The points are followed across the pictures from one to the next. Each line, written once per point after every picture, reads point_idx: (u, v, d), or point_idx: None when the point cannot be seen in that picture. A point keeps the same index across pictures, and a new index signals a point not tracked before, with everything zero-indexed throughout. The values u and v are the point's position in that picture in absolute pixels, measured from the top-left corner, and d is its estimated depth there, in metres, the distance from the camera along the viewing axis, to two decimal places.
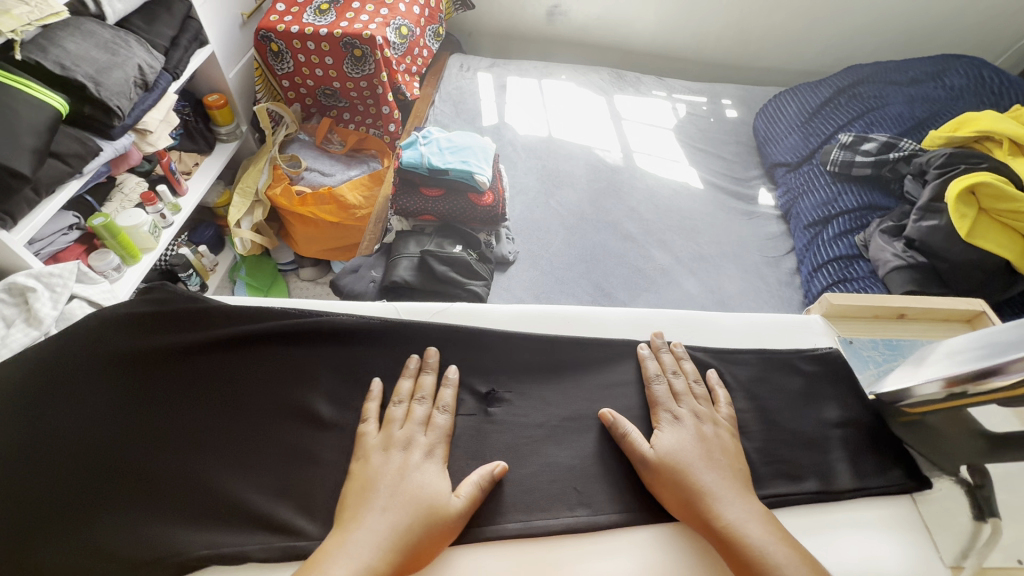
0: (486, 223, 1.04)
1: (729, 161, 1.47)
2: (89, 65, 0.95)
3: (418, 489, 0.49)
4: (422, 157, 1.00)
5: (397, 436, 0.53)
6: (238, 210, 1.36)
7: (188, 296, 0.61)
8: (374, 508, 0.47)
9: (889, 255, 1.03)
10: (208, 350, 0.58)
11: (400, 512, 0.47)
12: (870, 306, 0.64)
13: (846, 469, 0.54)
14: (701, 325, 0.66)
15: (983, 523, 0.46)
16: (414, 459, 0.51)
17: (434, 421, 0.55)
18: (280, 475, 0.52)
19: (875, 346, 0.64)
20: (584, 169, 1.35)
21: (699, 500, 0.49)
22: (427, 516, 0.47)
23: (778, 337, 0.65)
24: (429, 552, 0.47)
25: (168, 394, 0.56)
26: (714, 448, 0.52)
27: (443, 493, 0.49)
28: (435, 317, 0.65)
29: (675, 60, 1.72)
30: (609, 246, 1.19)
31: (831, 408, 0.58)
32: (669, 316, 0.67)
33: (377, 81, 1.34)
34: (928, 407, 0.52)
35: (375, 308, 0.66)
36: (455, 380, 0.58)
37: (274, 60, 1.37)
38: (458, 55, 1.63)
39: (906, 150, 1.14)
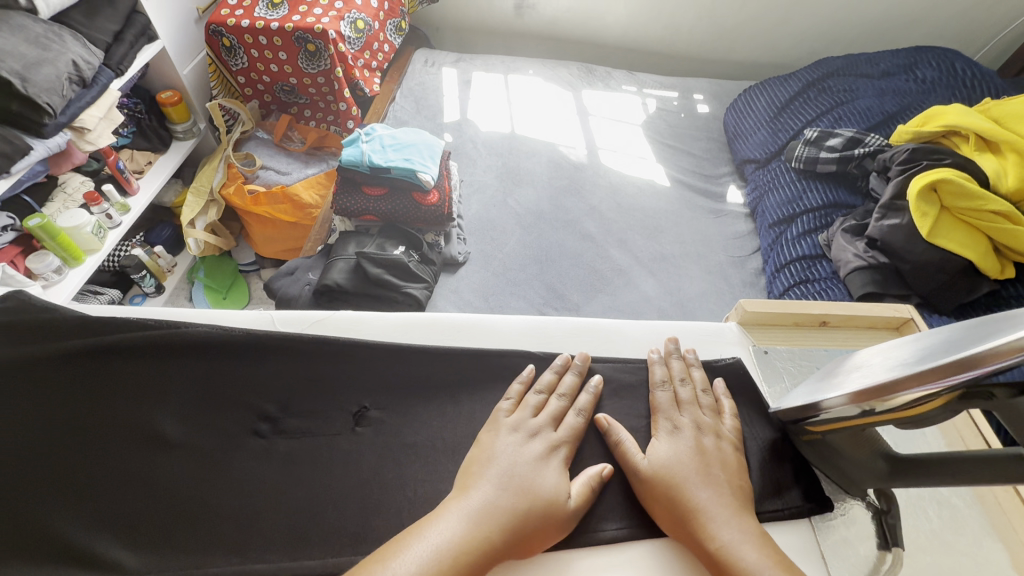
0: (431, 223, 1.00)
1: (698, 157, 1.43)
2: (16, 60, 0.92)
3: (535, 477, 0.47)
4: (362, 154, 0.96)
5: (529, 422, 0.52)
6: (192, 209, 1.33)
7: (43, 305, 0.58)
8: (489, 480, 0.46)
9: (850, 255, 0.99)
10: (53, 365, 0.55)
11: (512, 492, 0.45)
12: (788, 314, 0.61)
13: (756, 484, 0.50)
14: (603, 334, 0.63)
15: (887, 553, 0.46)
16: (535, 449, 0.49)
17: (563, 418, 0.53)
18: (109, 503, 0.49)
19: (792, 356, 0.60)
20: (546, 167, 1.31)
21: (691, 518, 0.45)
22: (540, 506, 0.45)
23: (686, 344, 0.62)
24: (539, 543, 0.44)
25: (5, 415, 0.52)
26: (706, 463, 0.49)
27: (560, 488, 0.47)
28: (310, 327, 0.61)
29: (648, 54, 1.67)
30: (566, 246, 1.16)
31: (748, 416, 0.55)
32: (569, 322, 0.64)
33: (333, 77, 1.31)
34: (825, 427, 0.47)
35: (248, 316, 0.62)
36: (596, 389, 0.56)
37: (228, 56, 1.33)
38: (423, 49, 1.59)
39: (872, 145, 1.10)
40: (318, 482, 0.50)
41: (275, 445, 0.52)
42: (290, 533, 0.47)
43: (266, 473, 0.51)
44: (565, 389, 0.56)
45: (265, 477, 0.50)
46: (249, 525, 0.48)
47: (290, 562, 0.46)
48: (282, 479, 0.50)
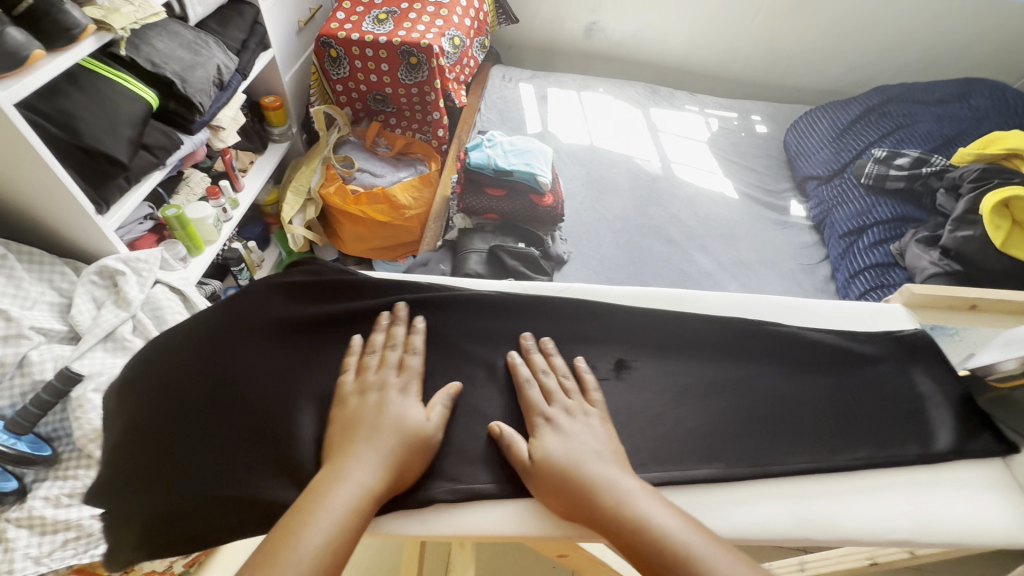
0: (545, 222, 1.09)
1: (761, 173, 1.53)
2: (176, 64, 1.00)
3: (392, 418, 0.53)
4: (488, 158, 1.05)
5: (390, 380, 0.57)
6: (291, 207, 1.41)
7: (338, 270, 0.70)
8: (361, 439, 0.51)
9: (926, 263, 1.09)
10: (360, 316, 0.65)
11: (378, 445, 0.51)
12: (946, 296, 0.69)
13: (947, 433, 0.59)
14: (799, 307, 0.69)
15: None
16: (394, 398, 0.55)
17: (406, 363, 0.60)
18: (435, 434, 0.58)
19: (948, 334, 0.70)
20: (626, 177, 1.41)
21: (569, 476, 0.50)
22: (404, 441, 0.52)
23: (868, 323, 0.69)
24: (413, 469, 0.52)
25: (338, 357, 0.62)
26: (596, 439, 0.53)
27: (420, 421, 0.54)
28: (559, 293, 0.70)
29: (706, 77, 1.79)
30: (655, 250, 1.24)
31: (919, 378, 0.63)
32: (768, 298, 0.70)
33: (429, 88, 1.41)
34: (1016, 382, 0.59)
35: (504, 284, 0.71)
36: (424, 327, 0.64)
37: (331, 65, 1.43)
38: (500, 66, 1.70)
39: (938, 165, 1.21)
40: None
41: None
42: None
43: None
44: (561, 372, 0.60)
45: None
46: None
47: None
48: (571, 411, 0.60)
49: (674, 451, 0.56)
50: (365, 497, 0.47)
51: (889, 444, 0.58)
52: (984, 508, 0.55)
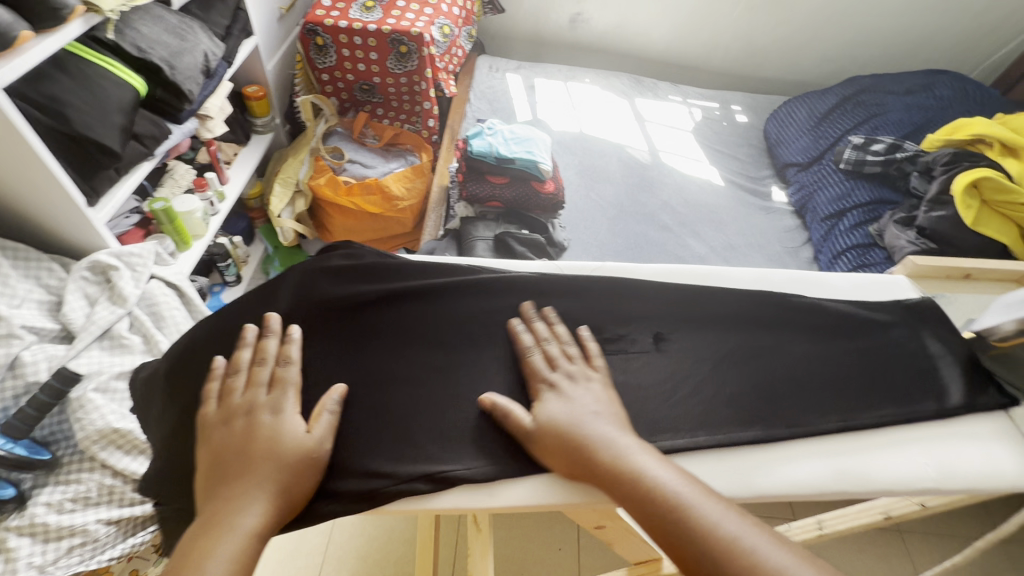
0: (547, 210, 1.10)
1: (743, 161, 1.59)
2: (163, 48, 0.96)
3: (267, 441, 0.49)
4: (490, 147, 1.06)
5: (260, 401, 0.52)
6: (280, 200, 1.37)
7: (376, 255, 0.69)
8: (244, 472, 0.47)
9: (904, 242, 1.16)
10: (406, 301, 0.66)
11: (260, 477, 0.47)
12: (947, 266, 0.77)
13: (958, 390, 0.64)
14: (812, 281, 0.74)
15: None
16: (274, 423, 0.51)
17: (280, 377, 0.55)
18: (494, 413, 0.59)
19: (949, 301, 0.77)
20: (618, 166, 1.43)
21: (570, 437, 0.52)
22: (287, 465, 0.49)
23: (878, 290, 0.74)
24: (301, 491, 0.49)
25: (387, 342, 0.63)
26: (595, 403, 0.54)
27: (302, 442, 0.51)
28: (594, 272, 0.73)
29: (686, 68, 1.84)
30: (650, 236, 1.27)
31: (928, 341, 0.68)
32: (787, 272, 0.74)
33: (420, 77, 1.39)
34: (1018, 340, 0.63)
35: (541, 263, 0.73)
36: (298, 337, 0.58)
37: (317, 54, 1.39)
38: (486, 56, 1.69)
39: (910, 151, 1.28)
40: (648, 380, 0.62)
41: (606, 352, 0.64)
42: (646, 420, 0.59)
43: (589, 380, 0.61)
44: (561, 340, 0.61)
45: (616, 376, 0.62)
46: (622, 415, 0.59)
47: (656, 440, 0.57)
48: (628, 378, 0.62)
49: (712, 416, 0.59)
50: (250, 540, 0.44)
51: (908, 400, 0.63)
52: (997, 457, 0.59)
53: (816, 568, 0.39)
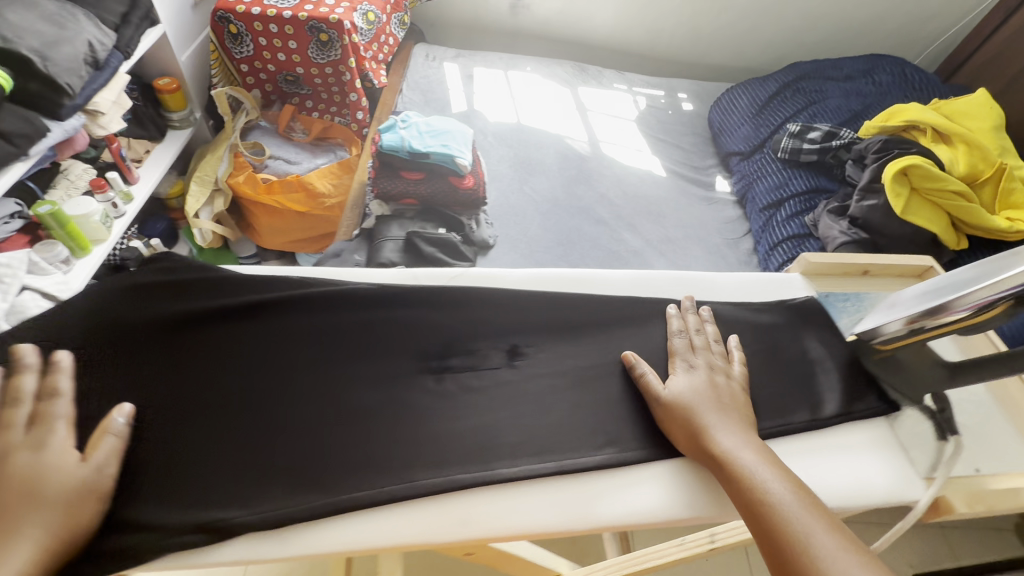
0: (467, 206, 1.05)
1: (688, 150, 1.55)
2: (35, 39, 0.89)
3: (38, 476, 0.51)
4: (402, 140, 0.99)
5: (14, 441, 0.53)
6: (196, 199, 1.30)
7: (191, 267, 0.73)
8: (27, 502, 0.49)
9: (836, 232, 1.13)
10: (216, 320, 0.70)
11: (35, 508, 0.49)
12: (839, 265, 0.78)
13: (832, 401, 0.66)
14: (700, 284, 0.80)
15: (946, 442, 0.66)
16: (54, 457, 0.53)
17: (42, 412, 0.56)
18: (309, 442, 0.62)
19: (846, 298, 0.79)
20: (554, 157, 1.38)
21: (691, 417, 0.61)
22: (56, 498, 0.51)
23: (764, 290, 0.80)
24: (79, 520, 0.52)
25: (195, 362, 0.66)
26: (724, 396, 0.63)
27: (74, 477, 0.53)
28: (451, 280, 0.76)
29: (634, 55, 1.79)
30: (584, 230, 1.23)
31: (809, 348, 0.72)
32: (673, 275, 0.80)
33: (344, 67, 1.32)
34: (897, 344, 0.68)
35: (396, 277, 0.75)
36: (67, 363, 0.60)
37: (232, 43, 1.31)
38: (423, 44, 1.62)
39: (845, 138, 1.26)
40: (462, 405, 0.67)
41: (443, 380, 0.69)
42: (464, 450, 0.63)
43: (398, 410, 0.66)
44: (709, 336, 0.71)
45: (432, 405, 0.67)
46: (429, 446, 0.63)
47: (472, 471, 0.61)
48: (446, 406, 0.67)
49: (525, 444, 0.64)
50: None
51: (782, 413, 0.65)
52: (868, 471, 0.62)
53: (862, 561, 0.42)
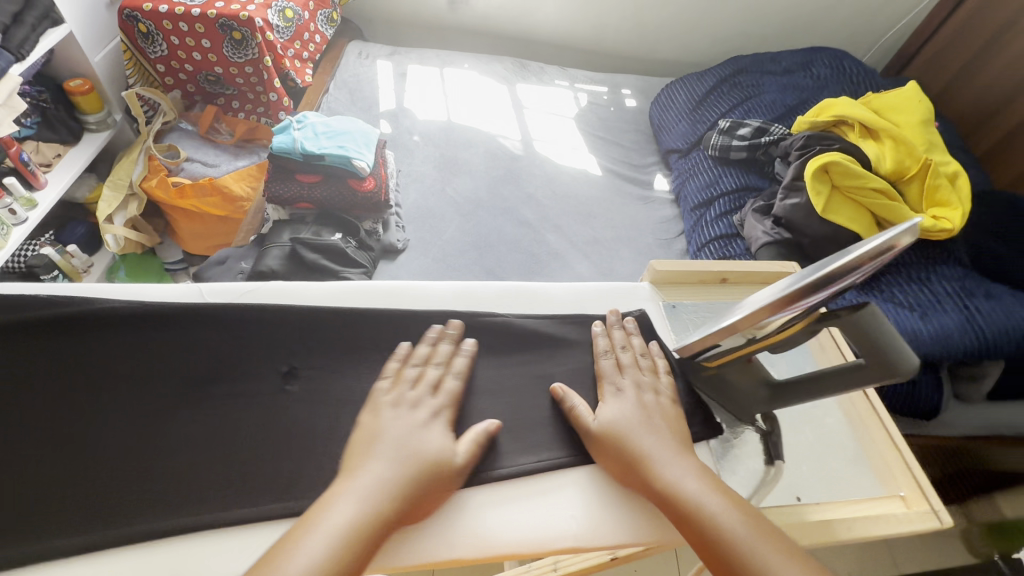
0: (369, 210, 1.02)
1: (628, 149, 1.50)
2: None
3: (416, 447, 0.50)
4: (294, 141, 0.96)
5: None
6: (109, 204, 1.26)
7: None
8: (373, 458, 0.49)
9: (760, 233, 1.10)
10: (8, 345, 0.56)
11: (395, 467, 0.48)
12: (689, 272, 0.69)
13: None
14: (531, 293, 0.68)
15: (771, 466, 0.57)
16: (418, 422, 0.52)
17: None
18: (46, 476, 0.50)
19: (696, 309, 0.69)
20: (483, 157, 1.34)
21: (626, 446, 0.52)
22: (428, 471, 0.49)
23: (604, 301, 0.69)
24: None
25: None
26: (659, 416, 0.55)
27: (445, 449, 0.51)
28: (242, 297, 0.62)
29: (579, 51, 1.75)
30: (504, 232, 1.19)
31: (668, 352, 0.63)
32: (495, 286, 0.68)
33: (262, 66, 1.28)
34: (723, 361, 0.57)
35: (177, 290, 0.62)
36: None
37: (145, 42, 1.27)
38: (357, 42, 1.58)
39: (775, 134, 1.22)
40: (215, 427, 0.54)
41: (207, 398, 0.55)
42: (208, 484, 0.51)
43: (153, 435, 0.53)
44: (638, 350, 0.61)
45: (178, 425, 0.54)
46: (173, 480, 0.51)
47: (217, 513, 0.49)
48: (194, 426, 0.54)
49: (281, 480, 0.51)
50: None
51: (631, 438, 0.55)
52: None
53: None
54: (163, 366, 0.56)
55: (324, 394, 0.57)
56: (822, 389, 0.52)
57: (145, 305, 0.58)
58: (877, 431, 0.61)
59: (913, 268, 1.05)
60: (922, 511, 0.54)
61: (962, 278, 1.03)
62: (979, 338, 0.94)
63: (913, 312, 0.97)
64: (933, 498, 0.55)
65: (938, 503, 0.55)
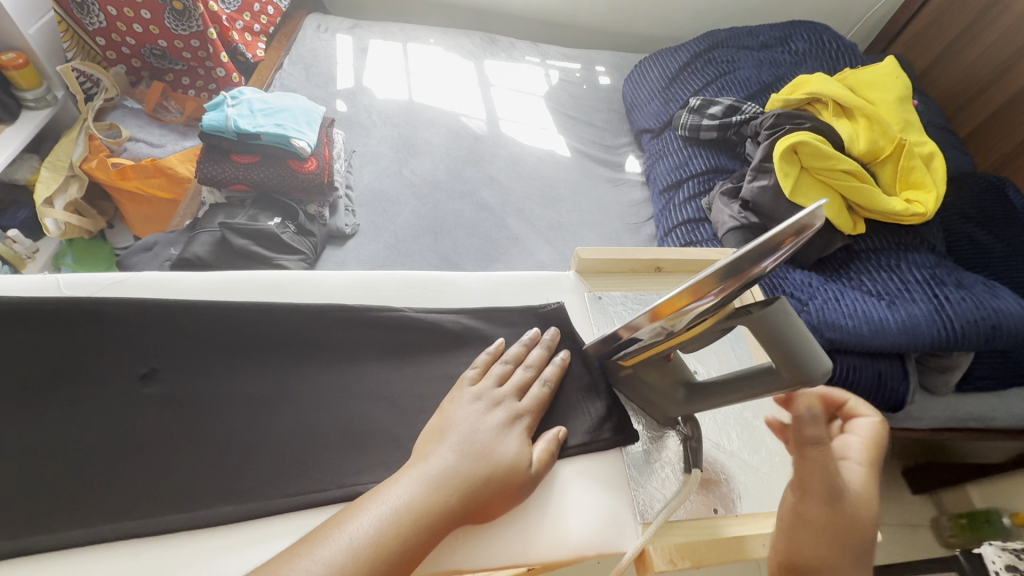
0: (310, 193, 0.95)
1: (599, 128, 1.43)
2: None
3: (485, 445, 0.48)
4: (227, 119, 0.90)
5: None
6: (47, 186, 1.20)
7: None
8: (447, 447, 0.47)
9: (726, 217, 1.05)
10: None
11: (463, 459, 0.46)
12: (614, 261, 0.65)
13: (581, 425, 0.56)
14: (435, 287, 0.64)
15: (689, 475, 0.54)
16: (489, 421, 0.50)
17: None
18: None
19: (623, 300, 0.66)
20: (444, 137, 1.27)
21: None
22: (489, 471, 0.47)
23: (516, 293, 0.65)
24: None
25: None
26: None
27: (521, 456, 0.49)
28: (103, 291, 0.56)
29: (552, 26, 1.67)
30: (462, 216, 1.14)
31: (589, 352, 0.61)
32: (395, 278, 0.63)
33: (207, 40, 1.20)
34: (637, 361, 0.54)
35: (31, 279, 0.56)
36: None
37: (80, 13, 1.19)
38: (316, 14, 1.50)
39: (747, 113, 1.16)
40: (71, 433, 0.50)
41: (85, 398, 0.51)
42: (52, 501, 0.47)
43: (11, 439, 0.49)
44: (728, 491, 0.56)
45: (31, 430, 0.50)
46: (18, 493, 0.47)
47: (49, 535, 0.45)
48: (49, 433, 0.50)
49: (129, 494, 0.47)
50: None
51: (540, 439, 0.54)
52: (569, 521, 0.51)
53: None
54: (45, 367, 0.52)
55: (224, 392, 0.53)
56: (734, 390, 0.50)
57: (26, 298, 0.53)
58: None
59: (884, 254, 1.00)
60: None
61: (934, 266, 0.99)
62: (947, 329, 0.89)
63: (881, 301, 0.93)
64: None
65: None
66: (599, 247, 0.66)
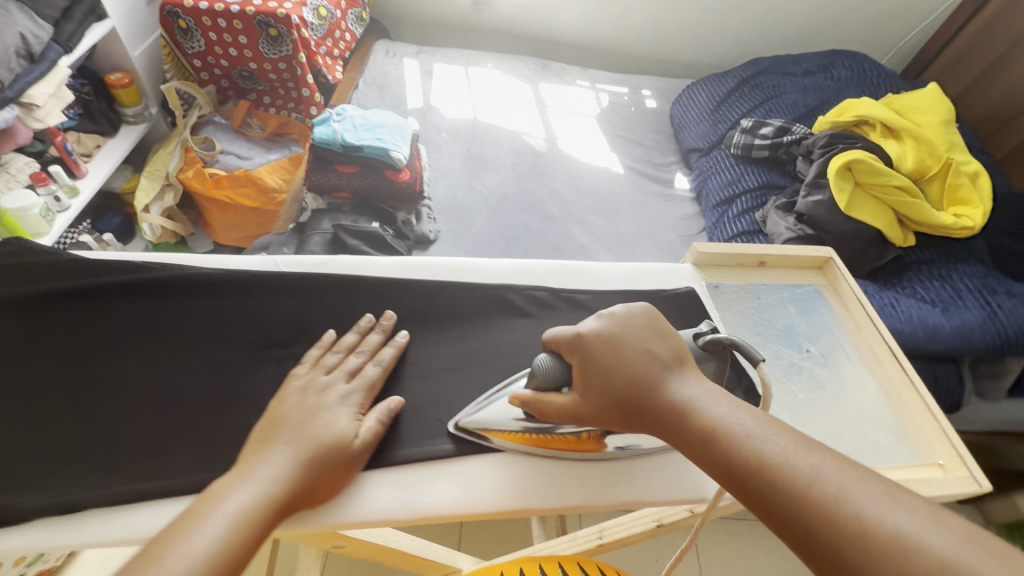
0: (403, 201, 1.06)
1: (649, 148, 1.52)
2: None
3: (320, 429, 0.49)
4: (334, 133, 1.00)
5: None
6: (146, 194, 1.30)
7: (54, 251, 0.64)
8: (278, 442, 0.47)
9: (783, 229, 1.11)
10: (80, 298, 0.61)
11: (297, 450, 0.47)
12: (733, 255, 0.71)
13: None
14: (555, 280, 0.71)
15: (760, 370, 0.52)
16: (327, 401, 0.52)
17: None
18: (86, 436, 0.53)
19: (734, 290, 0.71)
20: (508, 153, 1.37)
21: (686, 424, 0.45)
22: (325, 455, 0.48)
23: (648, 279, 0.71)
24: None
25: (64, 367, 0.57)
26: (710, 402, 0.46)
27: (348, 432, 0.51)
28: (315, 269, 0.66)
29: (599, 53, 1.78)
30: (531, 226, 1.22)
31: None
32: (517, 271, 0.71)
33: (296, 62, 1.31)
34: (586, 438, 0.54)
35: (258, 259, 0.66)
36: None
37: (183, 38, 1.31)
38: (384, 41, 1.62)
39: (797, 134, 1.25)
40: (251, 392, 0.57)
41: (267, 367, 0.59)
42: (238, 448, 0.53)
43: (212, 400, 0.56)
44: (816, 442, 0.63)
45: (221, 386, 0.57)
46: (208, 441, 0.53)
47: None
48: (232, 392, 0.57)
49: None
50: None
51: None
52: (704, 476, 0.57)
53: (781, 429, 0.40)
54: (227, 338, 0.60)
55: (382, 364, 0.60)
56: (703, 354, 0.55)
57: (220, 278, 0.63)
58: (915, 404, 0.62)
59: (935, 265, 1.07)
60: (961, 477, 0.56)
61: (985, 276, 1.05)
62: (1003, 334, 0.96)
63: (936, 307, 0.99)
64: (972, 463, 0.56)
65: (977, 469, 0.56)
66: (718, 244, 0.72)
